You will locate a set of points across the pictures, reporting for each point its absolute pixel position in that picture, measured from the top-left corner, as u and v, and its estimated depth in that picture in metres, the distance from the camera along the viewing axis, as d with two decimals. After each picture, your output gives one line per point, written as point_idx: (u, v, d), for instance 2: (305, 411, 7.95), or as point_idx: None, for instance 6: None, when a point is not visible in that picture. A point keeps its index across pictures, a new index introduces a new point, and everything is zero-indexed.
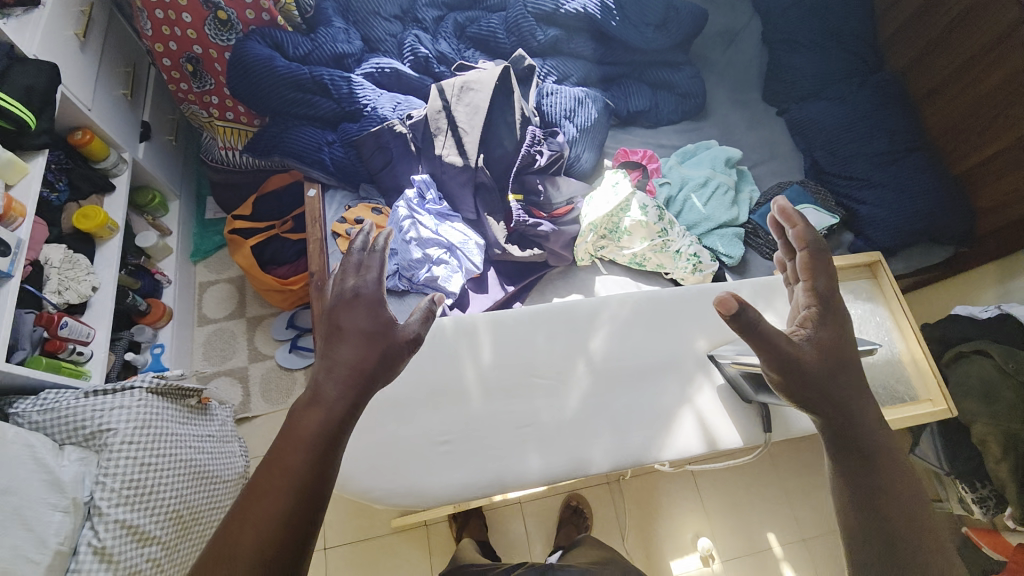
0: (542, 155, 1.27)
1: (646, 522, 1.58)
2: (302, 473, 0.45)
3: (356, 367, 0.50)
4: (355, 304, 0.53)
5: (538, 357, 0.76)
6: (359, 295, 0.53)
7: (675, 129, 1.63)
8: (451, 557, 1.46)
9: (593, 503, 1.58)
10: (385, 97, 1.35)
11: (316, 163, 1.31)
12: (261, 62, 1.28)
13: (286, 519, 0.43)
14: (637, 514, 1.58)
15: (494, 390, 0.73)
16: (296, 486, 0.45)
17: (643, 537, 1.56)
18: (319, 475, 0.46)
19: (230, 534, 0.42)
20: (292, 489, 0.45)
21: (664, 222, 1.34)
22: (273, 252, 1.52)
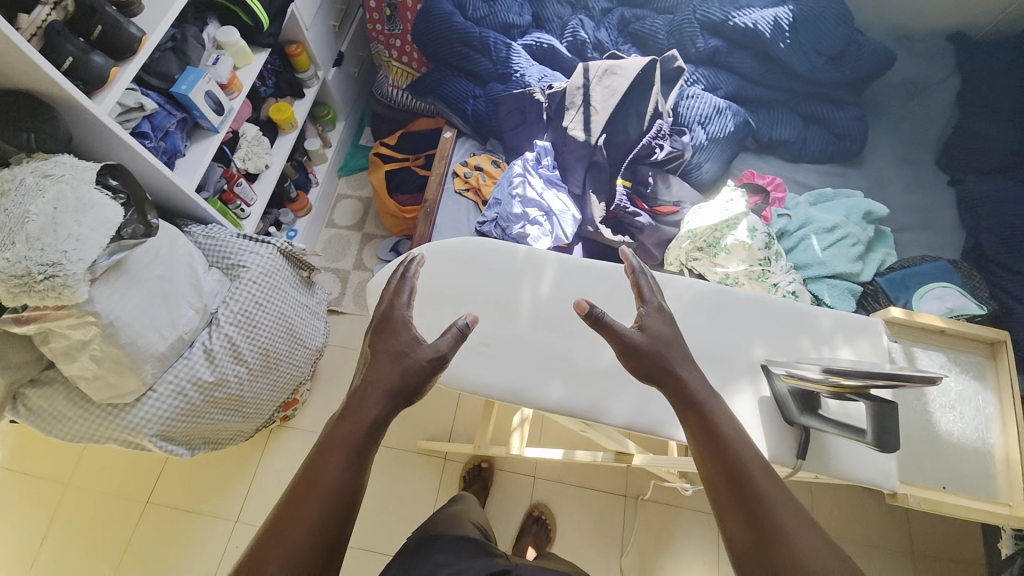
0: (662, 149, 1.28)
1: (650, 549, 1.51)
2: (331, 484, 0.57)
3: (387, 387, 0.63)
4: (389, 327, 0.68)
5: (591, 306, 0.80)
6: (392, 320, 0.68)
7: (818, 169, 1.53)
8: (455, 494, 1.57)
9: (601, 507, 1.56)
10: (534, 68, 1.46)
11: (458, 111, 1.48)
12: (443, 16, 1.47)
13: (322, 524, 0.55)
14: (644, 538, 1.53)
15: (542, 320, 0.79)
16: (331, 494, 0.57)
17: (642, 562, 1.50)
18: (346, 484, 0.58)
19: (276, 539, 0.54)
20: (327, 498, 0.56)
21: (770, 251, 1.27)
22: (400, 181, 1.73)
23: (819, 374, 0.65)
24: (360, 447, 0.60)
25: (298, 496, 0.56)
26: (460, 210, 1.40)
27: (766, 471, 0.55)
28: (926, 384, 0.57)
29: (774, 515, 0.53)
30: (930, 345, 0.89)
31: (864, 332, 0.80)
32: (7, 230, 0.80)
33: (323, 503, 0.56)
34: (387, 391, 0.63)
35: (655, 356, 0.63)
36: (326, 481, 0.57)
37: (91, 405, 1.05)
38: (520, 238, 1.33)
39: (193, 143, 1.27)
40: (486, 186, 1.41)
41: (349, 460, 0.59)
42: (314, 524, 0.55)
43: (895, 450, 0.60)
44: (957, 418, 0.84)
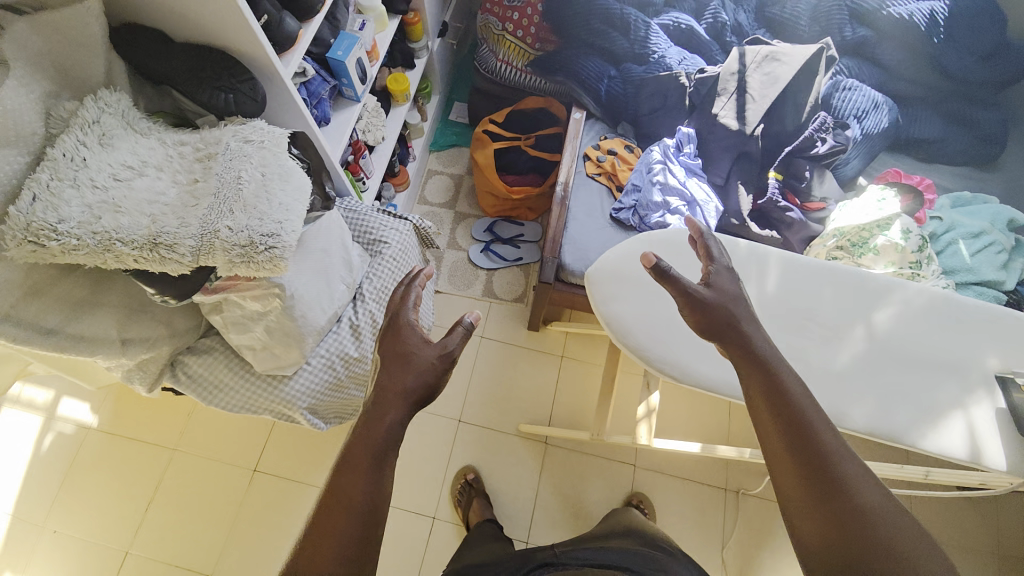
0: (824, 143, 1.23)
1: (749, 546, 1.52)
2: (359, 500, 0.58)
3: (401, 391, 0.64)
4: (397, 333, 0.69)
5: (814, 304, 0.78)
6: (399, 329, 0.69)
7: (953, 172, 1.48)
8: (559, 479, 1.57)
9: (699, 500, 1.57)
10: (674, 50, 1.41)
11: (592, 91, 1.43)
12: None
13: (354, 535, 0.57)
14: (744, 534, 1.53)
15: (772, 319, 0.77)
16: (357, 512, 0.58)
17: (741, 560, 1.51)
18: (372, 496, 0.59)
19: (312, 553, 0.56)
20: (354, 516, 0.58)
21: (922, 255, 1.24)
22: (509, 161, 1.70)
23: None
24: (380, 457, 0.61)
25: (325, 515, 0.57)
26: (592, 194, 1.37)
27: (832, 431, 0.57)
28: None
29: (840, 470, 0.56)
30: None
31: None
32: (220, 196, 0.75)
33: (353, 529, 0.57)
34: (402, 397, 0.64)
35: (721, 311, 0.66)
36: (351, 504, 0.58)
37: (253, 376, 1.04)
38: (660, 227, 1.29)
39: (335, 112, 1.23)
40: (621, 171, 1.36)
41: (371, 471, 0.60)
42: (343, 548, 0.56)
43: None
44: None
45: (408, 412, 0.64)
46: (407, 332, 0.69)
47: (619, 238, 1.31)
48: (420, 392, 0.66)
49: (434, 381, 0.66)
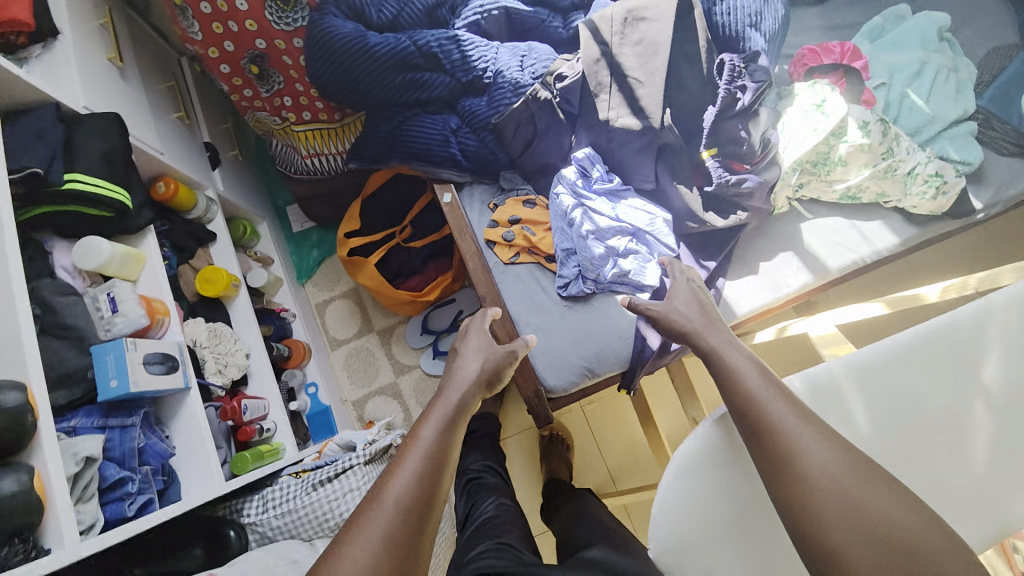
0: (745, 91, 0.94)
1: None
2: (429, 438, 0.74)
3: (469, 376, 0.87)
4: (467, 334, 0.97)
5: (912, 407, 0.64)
6: (469, 328, 0.98)
7: (849, 1, 1.26)
8: None
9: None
10: (505, 52, 1.05)
11: (446, 161, 1.07)
12: (354, 48, 0.99)
13: (422, 475, 0.69)
14: None
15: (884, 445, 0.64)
16: (430, 451, 0.72)
17: None
18: (441, 439, 0.74)
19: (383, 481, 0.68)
20: (425, 453, 0.72)
21: (889, 138, 1.05)
22: (398, 267, 1.35)
23: None
24: (451, 420, 0.78)
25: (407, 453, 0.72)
26: (526, 283, 1.07)
27: (785, 400, 0.66)
28: None
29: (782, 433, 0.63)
30: None
31: None
32: None
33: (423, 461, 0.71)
34: (467, 382, 0.86)
35: (668, 319, 0.88)
36: (424, 437, 0.74)
37: None
38: (619, 280, 1.03)
39: (171, 421, 0.87)
40: (540, 237, 1.06)
41: (442, 424, 0.77)
42: (416, 475, 0.68)
43: None
44: None
45: (470, 389, 0.86)
46: (469, 336, 0.97)
47: (587, 314, 1.06)
48: (479, 385, 0.88)
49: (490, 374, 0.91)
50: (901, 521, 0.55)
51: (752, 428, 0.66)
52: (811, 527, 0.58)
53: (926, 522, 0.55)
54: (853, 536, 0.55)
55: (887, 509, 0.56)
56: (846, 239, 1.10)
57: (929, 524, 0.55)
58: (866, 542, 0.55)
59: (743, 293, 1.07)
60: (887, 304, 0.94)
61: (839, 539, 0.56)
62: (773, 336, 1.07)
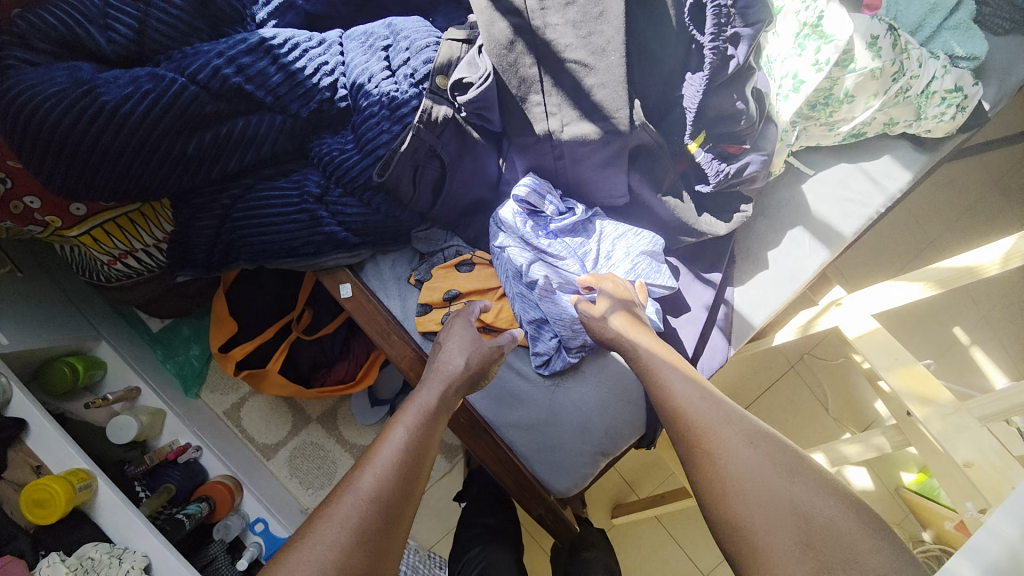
0: (736, 44, 0.64)
1: (856, 403, 1.26)
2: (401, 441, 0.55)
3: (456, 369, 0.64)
4: (452, 322, 0.70)
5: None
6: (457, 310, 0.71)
7: None
8: (698, 536, 1.31)
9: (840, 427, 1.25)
10: (355, 47, 0.65)
11: (324, 243, 0.70)
12: (87, 116, 0.55)
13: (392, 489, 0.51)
14: (844, 398, 1.26)
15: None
16: (400, 462, 0.53)
17: (862, 421, 1.25)
18: (418, 447, 0.55)
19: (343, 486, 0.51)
20: (394, 461, 0.53)
21: (900, 51, 0.79)
22: (312, 362, 1.00)
23: None
24: (429, 418, 0.58)
25: (377, 446, 0.54)
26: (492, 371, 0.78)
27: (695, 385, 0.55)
28: None
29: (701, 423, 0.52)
30: None
31: None
32: None
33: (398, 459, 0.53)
34: (450, 379, 0.63)
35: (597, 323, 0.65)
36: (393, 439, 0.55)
37: None
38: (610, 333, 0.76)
39: None
40: (495, 312, 0.74)
41: (418, 425, 0.57)
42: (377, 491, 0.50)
43: None
44: None
45: (455, 388, 0.63)
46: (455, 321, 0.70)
47: (585, 387, 0.79)
48: (465, 385, 0.64)
49: (478, 375, 0.65)
50: (825, 507, 0.44)
51: (677, 429, 0.53)
52: (718, 497, 0.48)
53: (858, 516, 0.44)
54: (772, 525, 0.45)
55: (809, 493, 0.45)
56: (857, 190, 0.87)
57: (861, 516, 0.44)
58: (774, 520, 0.45)
59: (758, 296, 0.85)
60: (932, 284, 0.76)
61: (751, 512, 0.46)
62: (797, 335, 0.88)
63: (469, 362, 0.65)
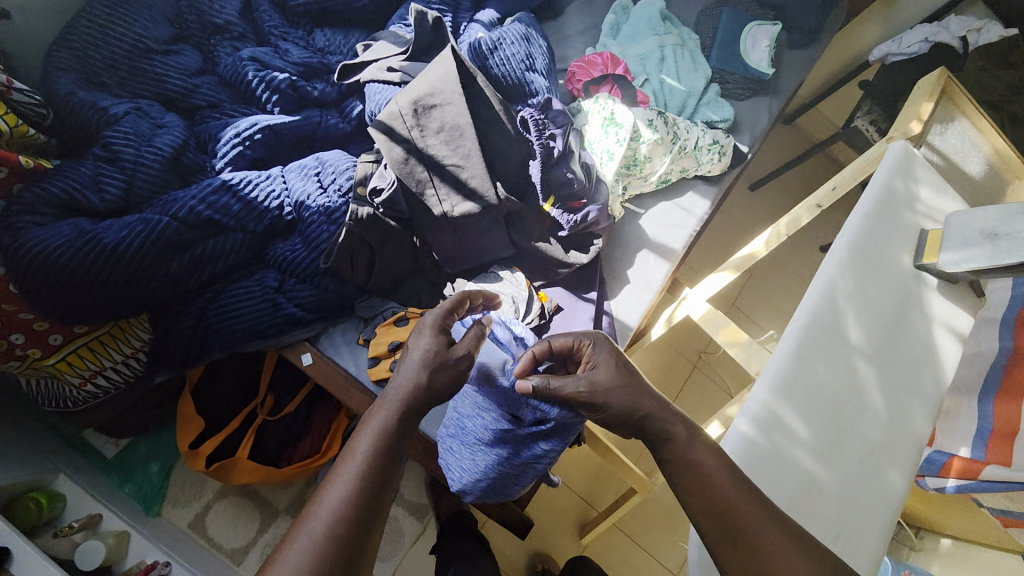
0: (556, 138, 0.96)
1: (740, 380, 1.55)
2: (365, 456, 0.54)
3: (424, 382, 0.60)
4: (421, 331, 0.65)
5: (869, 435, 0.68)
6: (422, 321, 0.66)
7: (582, 7, 1.36)
8: (654, 530, 1.46)
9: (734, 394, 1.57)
10: (295, 176, 0.89)
11: (284, 323, 0.88)
12: (91, 255, 0.73)
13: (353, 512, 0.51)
14: (732, 377, 1.56)
15: (843, 485, 0.65)
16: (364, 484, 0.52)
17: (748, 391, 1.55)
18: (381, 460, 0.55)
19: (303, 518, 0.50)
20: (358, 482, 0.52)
21: (671, 124, 1.18)
22: (278, 441, 1.11)
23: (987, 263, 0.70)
24: (394, 432, 0.57)
25: (334, 472, 0.53)
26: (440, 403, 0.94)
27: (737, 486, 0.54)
28: None
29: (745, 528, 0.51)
30: (933, 124, 0.88)
31: (912, 163, 0.83)
32: None
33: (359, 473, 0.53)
34: (416, 388, 0.60)
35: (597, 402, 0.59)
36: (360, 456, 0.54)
37: None
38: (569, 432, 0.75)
39: None
40: None
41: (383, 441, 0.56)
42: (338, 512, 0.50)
43: None
44: (973, 161, 0.90)
45: (422, 394, 0.60)
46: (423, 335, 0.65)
47: None
48: (435, 395, 0.61)
49: (440, 390, 0.62)
50: None
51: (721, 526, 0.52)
52: None
53: None
54: None
55: None
56: (676, 219, 1.22)
57: None
58: None
59: (627, 304, 1.13)
60: (733, 269, 1.08)
61: None
62: (664, 327, 1.15)
63: (439, 374, 0.61)
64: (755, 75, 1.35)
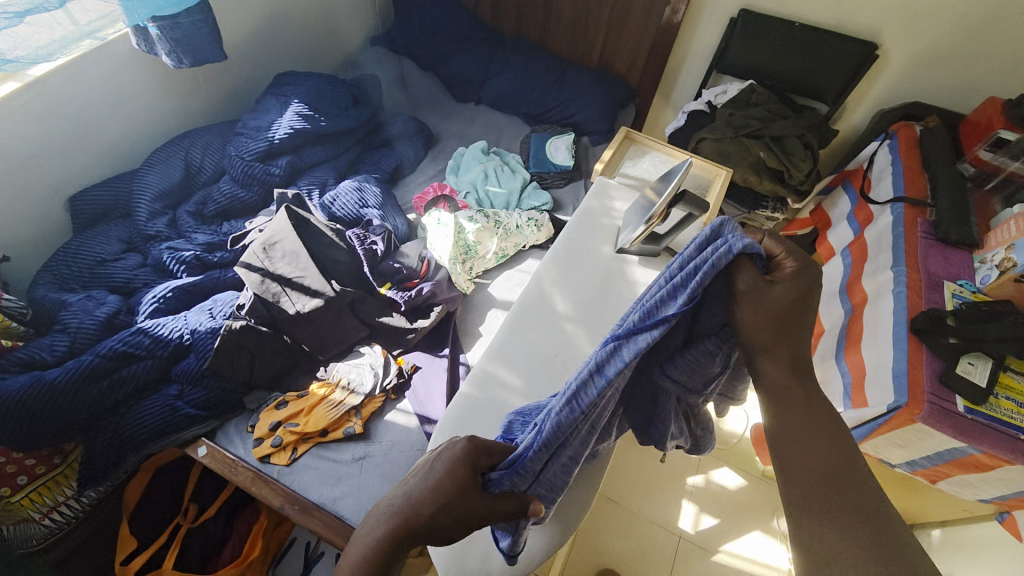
0: (378, 242, 1.38)
1: None
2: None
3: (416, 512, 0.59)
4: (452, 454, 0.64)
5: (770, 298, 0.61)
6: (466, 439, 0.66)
7: (431, 160, 1.86)
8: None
9: (685, 444, 1.70)
10: (194, 314, 1.23)
11: (181, 423, 1.14)
12: (37, 391, 1.04)
13: None
14: None
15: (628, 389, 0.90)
16: None
17: None
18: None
19: None
20: None
21: (492, 216, 1.53)
22: (201, 550, 1.25)
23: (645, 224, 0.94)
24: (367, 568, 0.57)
25: None
26: (317, 468, 1.13)
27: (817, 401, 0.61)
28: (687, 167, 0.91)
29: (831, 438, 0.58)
30: (620, 161, 1.25)
31: (605, 188, 1.15)
32: None
33: (361, 561, 0.57)
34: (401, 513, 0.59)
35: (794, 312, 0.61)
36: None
37: None
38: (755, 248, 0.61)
39: None
40: (306, 421, 1.16)
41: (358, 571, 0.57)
42: None
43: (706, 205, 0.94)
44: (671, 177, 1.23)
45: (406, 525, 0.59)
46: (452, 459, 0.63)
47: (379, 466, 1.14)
48: (423, 526, 0.59)
49: (436, 518, 0.59)
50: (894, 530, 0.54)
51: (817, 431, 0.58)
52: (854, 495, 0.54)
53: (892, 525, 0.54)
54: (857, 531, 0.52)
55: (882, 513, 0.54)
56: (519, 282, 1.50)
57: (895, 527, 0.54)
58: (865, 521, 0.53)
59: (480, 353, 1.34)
60: None
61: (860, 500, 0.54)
62: None
63: (432, 508, 0.59)
64: (562, 169, 1.77)
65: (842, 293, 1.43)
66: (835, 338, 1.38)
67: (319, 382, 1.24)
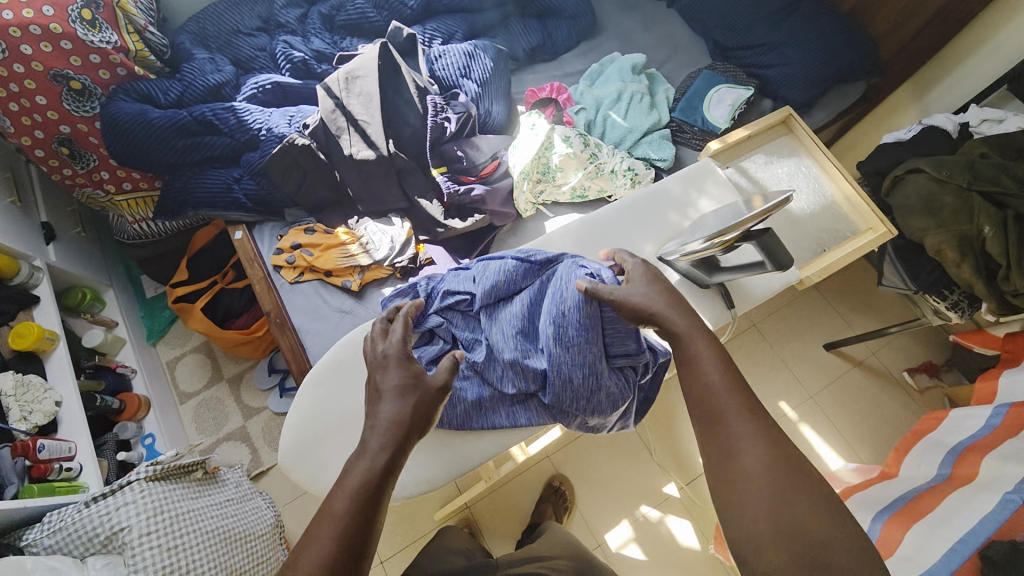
0: (451, 121, 1.27)
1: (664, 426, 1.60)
2: (340, 499, 0.57)
3: (401, 416, 0.65)
4: (384, 363, 0.71)
5: (682, 301, 0.68)
6: (387, 355, 0.71)
7: (576, 54, 1.59)
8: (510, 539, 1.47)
9: (663, 474, 1.55)
10: (277, 114, 1.29)
11: (231, 204, 1.27)
12: (141, 122, 1.21)
13: (339, 549, 0.53)
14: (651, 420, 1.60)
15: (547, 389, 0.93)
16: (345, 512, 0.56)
17: (667, 443, 1.58)
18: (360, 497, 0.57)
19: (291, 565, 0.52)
20: (342, 512, 0.56)
21: (591, 147, 1.31)
22: (225, 309, 1.47)
23: (705, 244, 0.77)
24: (376, 478, 0.60)
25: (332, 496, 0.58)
26: (309, 298, 1.21)
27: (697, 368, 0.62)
28: (783, 204, 0.70)
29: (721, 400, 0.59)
30: (750, 152, 1.11)
31: (705, 176, 1.00)
32: None
33: (365, 475, 0.59)
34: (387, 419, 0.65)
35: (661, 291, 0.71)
36: (339, 498, 0.57)
37: None
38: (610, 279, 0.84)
39: None
40: (318, 257, 1.22)
41: (362, 482, 0.59)
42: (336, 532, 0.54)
43: (788, 261, 0.74)
44: (802, 197, 1.08)
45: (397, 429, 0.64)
46: (384, 367, 0.70)
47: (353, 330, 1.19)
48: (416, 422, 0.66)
49: (419, 411, 0.67)
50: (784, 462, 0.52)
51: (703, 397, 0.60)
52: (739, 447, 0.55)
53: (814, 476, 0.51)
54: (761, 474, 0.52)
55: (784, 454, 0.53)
56: None
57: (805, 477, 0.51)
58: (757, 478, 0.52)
59: None
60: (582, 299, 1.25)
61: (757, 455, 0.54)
62: None
63: (415, 410, 0.66)
64: (709, 128, 1.41)
65: (951, 452, 1.05)
66: (896, 495, 1.07)
67: (346, 228, 1.28)
